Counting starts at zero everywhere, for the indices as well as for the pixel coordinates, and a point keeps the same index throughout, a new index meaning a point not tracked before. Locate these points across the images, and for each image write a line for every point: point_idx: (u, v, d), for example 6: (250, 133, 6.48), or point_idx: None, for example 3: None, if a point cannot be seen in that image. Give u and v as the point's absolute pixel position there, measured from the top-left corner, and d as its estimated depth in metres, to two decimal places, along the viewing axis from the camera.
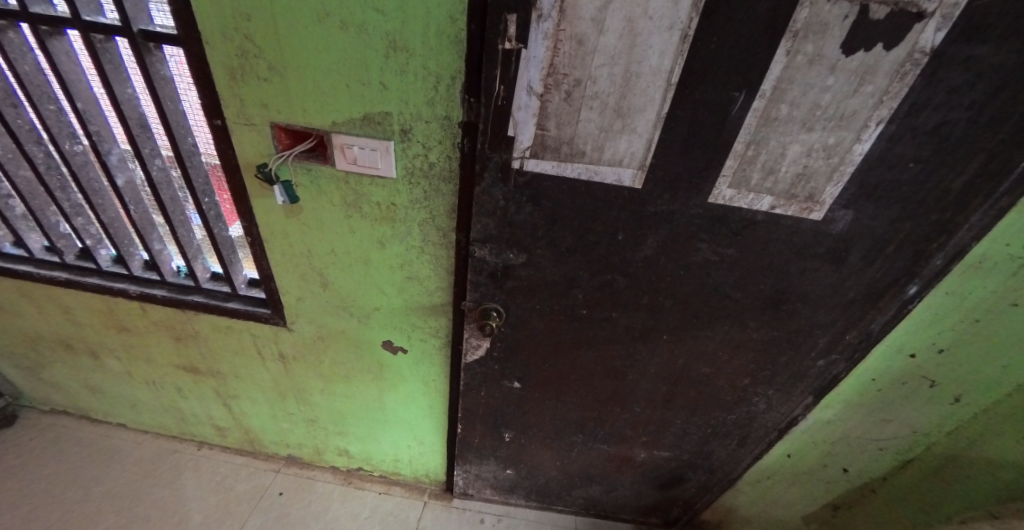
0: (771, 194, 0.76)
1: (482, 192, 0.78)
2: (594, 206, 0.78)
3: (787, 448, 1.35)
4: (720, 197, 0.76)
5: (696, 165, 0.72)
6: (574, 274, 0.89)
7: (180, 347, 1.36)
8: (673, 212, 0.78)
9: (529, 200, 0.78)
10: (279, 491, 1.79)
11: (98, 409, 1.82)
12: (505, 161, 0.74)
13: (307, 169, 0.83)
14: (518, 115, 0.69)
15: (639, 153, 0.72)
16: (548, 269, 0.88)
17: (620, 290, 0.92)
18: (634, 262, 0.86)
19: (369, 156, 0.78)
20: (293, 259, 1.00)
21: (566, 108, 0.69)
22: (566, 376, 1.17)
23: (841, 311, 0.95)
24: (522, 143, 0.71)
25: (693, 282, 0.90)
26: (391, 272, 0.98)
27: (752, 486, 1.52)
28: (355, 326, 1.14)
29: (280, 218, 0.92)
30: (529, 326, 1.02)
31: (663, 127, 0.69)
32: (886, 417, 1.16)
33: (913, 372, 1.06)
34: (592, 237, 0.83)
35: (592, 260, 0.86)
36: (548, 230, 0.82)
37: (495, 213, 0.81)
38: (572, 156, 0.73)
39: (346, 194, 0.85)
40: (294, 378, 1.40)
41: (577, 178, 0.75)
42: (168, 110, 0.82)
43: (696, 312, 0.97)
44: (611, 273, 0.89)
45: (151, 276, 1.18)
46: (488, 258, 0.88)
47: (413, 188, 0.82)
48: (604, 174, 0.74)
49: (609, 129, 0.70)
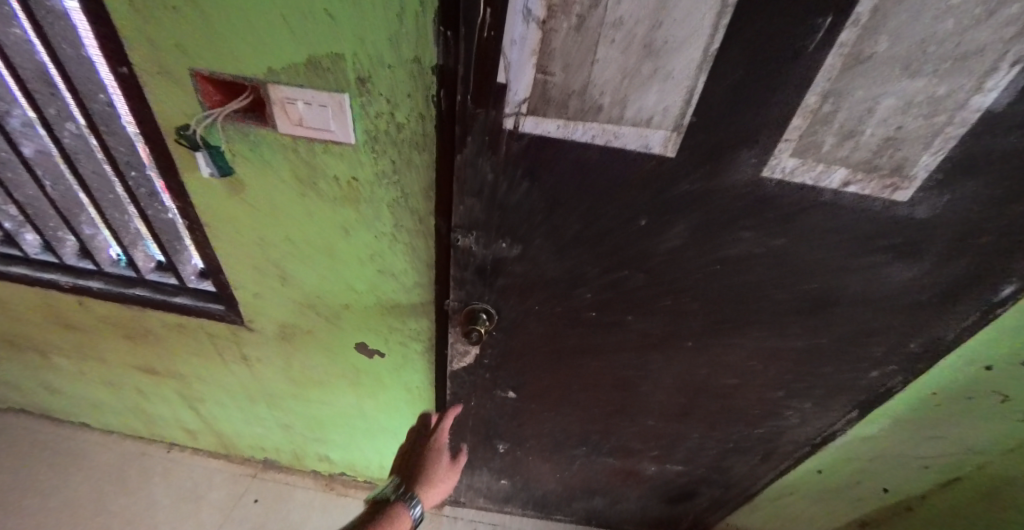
0: (846, 164, 0.58)
1: (464, 163, 0.58)
2: (608, 185, 0.60)
3: (817, 464, 1.26)
4: (777, 170, 0.58)
5: (754, 124, 0.53)
6: (581, 271, 0.72)
7: (132, 347, 1.20)
8: (708, 191, 0.60)
9: (524, 183, 0.60)
10: (254, 498, 1.68)
11: (58, 409, 1.67)
12: (495, 119, 0.53)
13: (245, 133, 0.63)
14: (510, 56, 0.49)
15: (677, 111, 0.52)
16: (548, 263, 0.71)
17: (635, 289, 0.75)
18: (655, 256, 0.69)
19: (319, 115, 0.58)
20: (243, 248, 0.83)
21: (579, 44, 0.48)
22: (569, 386, 1.01)
23: (904, 316, 0.80)
24: (515, 96, 0.51)
25: (723, 280, 0.74)
26: (360, 265, 0.81)
27: (771, 500, 1.45)
28: (324, 326, 0.98)
29: (220, 196, 0.74)
30: (527, 331, 0.85)
31: (720, 72, 0.49)
32: (938, 433, 1.06)
33: (982, 386, 0.92)
34: (603, 225, 0.65)
35: (603, 258, 0.70)
36: (548, 215, 0.64)
37: (482, 193, 0.61)
38: (584, 112, 0.53)
39: (297, 168, 0.66)
40: (262, 382, 1.24)
41: (590, 143, 0.55)
42: (62, 56, 0.63)
43: (728, 315, 0.81)
44: (625, 269, 0.72)
45: (87, 265, 1.02)
46: (474, 249, 0.70)
47: (379, 159, 0.63)
48: (627, 138, 0.55)
49: (635, 73, 0.50)
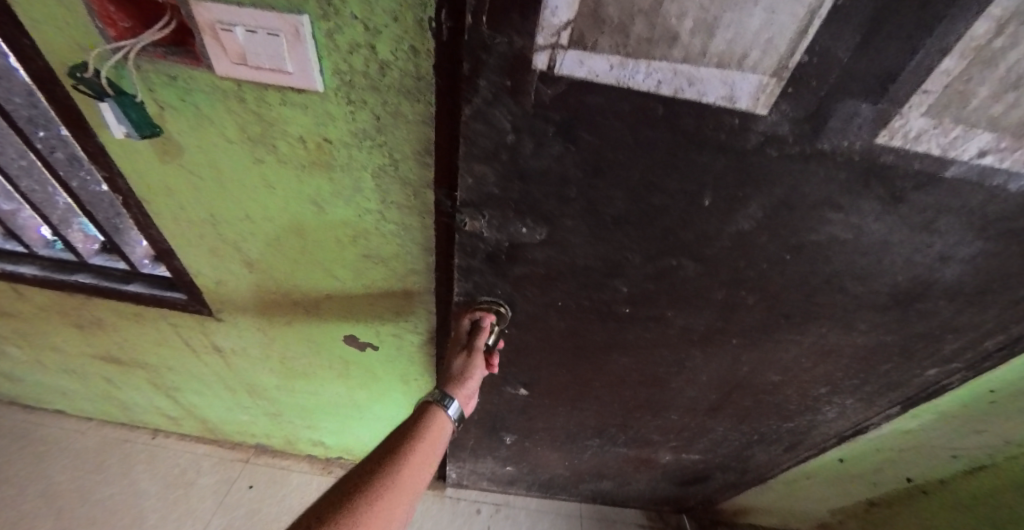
0: (994, 128, 0.42)
1: (474, 118, 0.42)
2: (671, 150, 0.44)
3: (842, 453, 1.14)
4: (898, 135, 0.42)
5: (896, 61, 0.37)
6: (620, 258, 0.57)
7: (91, 334, 1.06)
8: (804, 159, 0.45)
9: (558, 143, 0.44)
10: (249, 484, 1.59)
11: (27, 396, 1.55)
12: (523, 53, 0.37)
13: (170, 75, 0.46)
14: None
15: (787, 42, 0.36)
16: (579, 249, 0.56)
17: (685, 280, 0.61)
18: (717, 240, 0.54)
19: (267, 48, 0.41)
20: (194, 227, 0.67)
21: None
22: (589, 383, 0.89)
23: (995, 310, 0.66)
24: (554, 17, 0.35)
25: (795, 271, 0.59)
26: (341, 249, 0.65)
27: (785, 484, 1.35)
28: (304, 316, 0.83)
29: (154, 162, 0.57)
30: (546, 326, 0.71)
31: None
32: (981, 430, 0.94)
33: None
34: (657, 201, 0.50)
35: (649, 243, 0.55)
36: (586, 189, 0.48)
37: (497, 159, 0.46)
38: (651, 42, 0.37)
39: (247, 124, 0.50)
40: (240, 372, 1.11)
41: (653, 91, 0.39)
42: None
43: (790, 309, 0.67)
44: (675, 256, 0.57)
45: (15, 247, 0.88)
46: (486, 232, 0.54)
47: (356, 113, 0.46)
48: (707, 84, 0.39)
49: None
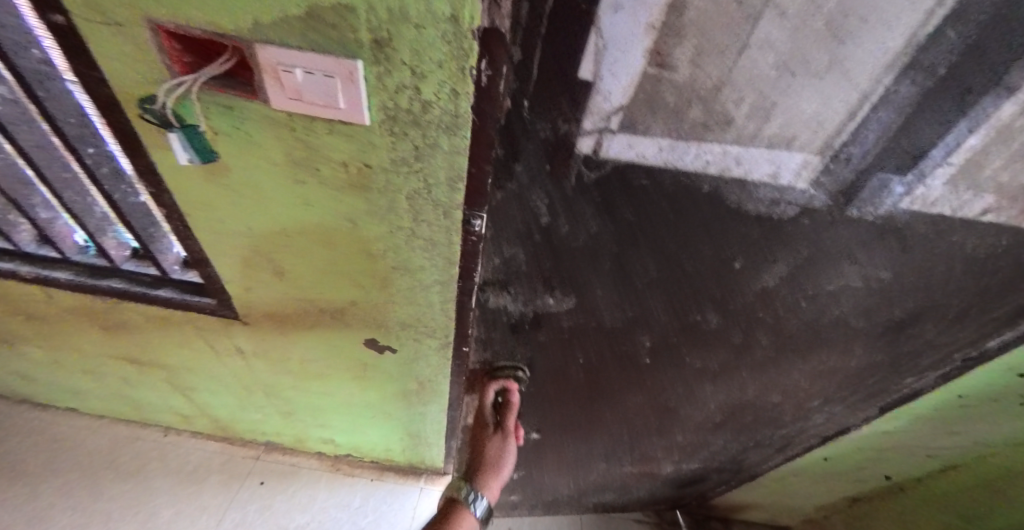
0: (997, 192, 0.52)
1: (539, 183, 0.54)
2: (711, 213, 0.56)
3: (826, 453, 1.18)
4: (918, 200, 0.53)
5: None
6: (654, 300, 0.69)
7: (114, 335, 1.10)
8: (812, 221, 0.56)
9: (595, 215, 0.57)
10: (260, 480, 1.63)
11: (40, 394, 1.58)
12: (571, 137, 0.49)
13: (227, 106, 0.50)
14: (615, 55, 0.41)
15: (836, 121, 0.46)
16: (617, 290, 0.68)
17: (707, 319, 0.72)
18: (739, 286, 0.66)
19: (322, 87, 0.45)
20: (229, 238, 0.71)
21: (718, 39, 0.40)
22: (605, 410, 0.97)
23: (969, 325, 0.71)
24: (607, 105, 0.46)
25: (803, 311, 0.70)
26: (370, 260, 0.69)
27: (774, 481, 1.40)
28: (327, 322, 0.87)
29: (199, 180, 0.61)
30: (580, 356, 0.82)
31: (895, 63, 0.41)
32: (955, 431, 0.98)
33: (1011, 390, 0.83)
34: (691, 253, 0.61)
35: (670, 290, 0.67)
36: (631, 242, 0.60)
37: (554, 216, 0.57)
38: (706, 129, 0.47)
39: (293, 148, 0.54)
40: (258, 373, 1.15)
41: (704, 167, 0.51)
42: None
43: (794, 340, 0.76)
44: (702, 300, 0.68)
45: (48, 252, 0.92)
46: (538, 272, 0.66)
47: (397, 142, 0.50)
48: (755, 166, 0.50)
49: (798, 81, 0.43)
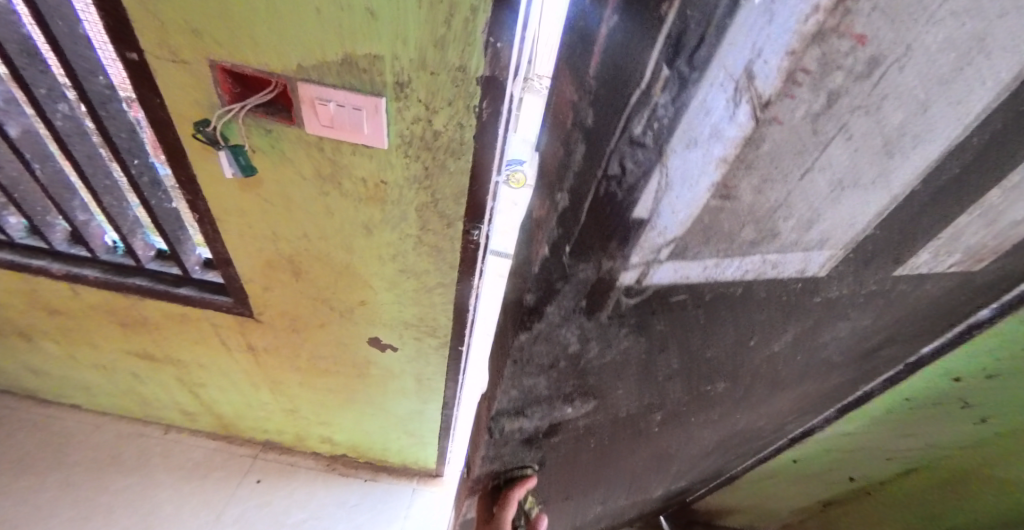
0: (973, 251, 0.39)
1: (548, 329, 0.34)
2: (743, 309, 0.37)
3: (796, 452, 0.98)
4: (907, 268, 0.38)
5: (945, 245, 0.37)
6: (662, 399, 0.51)
7: (133, 332, 1.18)
8: (849, 293, 0.40)
9: (627, 337, 0.37)
10: (258, 478, 1.68)
11: (49, 390, 1.64)
12: (608, 271, 0.29)
13: (267, 129, 0.59)
14: (680, 163, 0.22)
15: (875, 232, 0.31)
16: (626, 404, 0.49)
17: (718, 392, 0.55)
18: (756, 360, 0.49)
19: (352, 117, 0.55)
20: (254, 242, 0.79)
21: (793, 162, 0.23)
22: (598, 484, 0.73)
23: None
24: (660, 236, 0.26)
25: (801, 365, 0.54)
26: (380, 264, 0.78)
27: (751, 484, 1.18)
28: (336, 320, 0.96)
29: (234, 191, 0.70)
30: (575, 470, 0.61)
31: (961, 152, 0.27)
32: (911, 434, 0.83)
33: (957, 395, 0.70)
34: (713, 352, 0.43)
35: (693, 378, 0.48)
36: (644, 362, 0.42)
37: (558, 361, 0.38)
38: (755, 243, 0.29)
39: (321, 166, 0.63)
40: (266, 370, 1.23)
41: (738, 277, 0.33)
42: (57, 34, 0.57)
43: (781, 382, 0.58)
44: (713, 381, 0.51)
45: (80, 252, 1.00)
46: (531, 422, 0.44)
47: (410, 162, 0.60)
48: (788, 262, 0.33)
49: (852, 184, 0.26)
